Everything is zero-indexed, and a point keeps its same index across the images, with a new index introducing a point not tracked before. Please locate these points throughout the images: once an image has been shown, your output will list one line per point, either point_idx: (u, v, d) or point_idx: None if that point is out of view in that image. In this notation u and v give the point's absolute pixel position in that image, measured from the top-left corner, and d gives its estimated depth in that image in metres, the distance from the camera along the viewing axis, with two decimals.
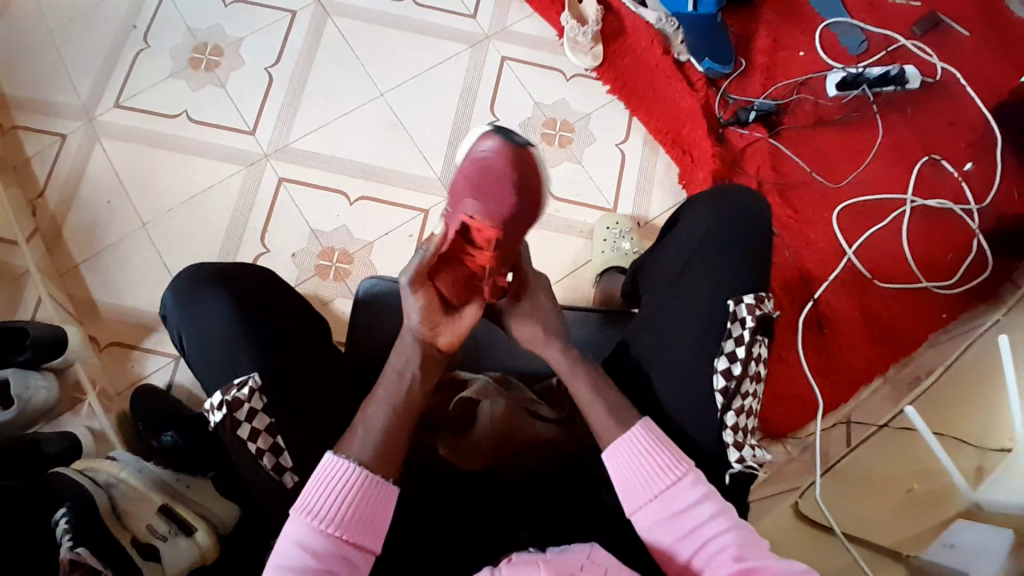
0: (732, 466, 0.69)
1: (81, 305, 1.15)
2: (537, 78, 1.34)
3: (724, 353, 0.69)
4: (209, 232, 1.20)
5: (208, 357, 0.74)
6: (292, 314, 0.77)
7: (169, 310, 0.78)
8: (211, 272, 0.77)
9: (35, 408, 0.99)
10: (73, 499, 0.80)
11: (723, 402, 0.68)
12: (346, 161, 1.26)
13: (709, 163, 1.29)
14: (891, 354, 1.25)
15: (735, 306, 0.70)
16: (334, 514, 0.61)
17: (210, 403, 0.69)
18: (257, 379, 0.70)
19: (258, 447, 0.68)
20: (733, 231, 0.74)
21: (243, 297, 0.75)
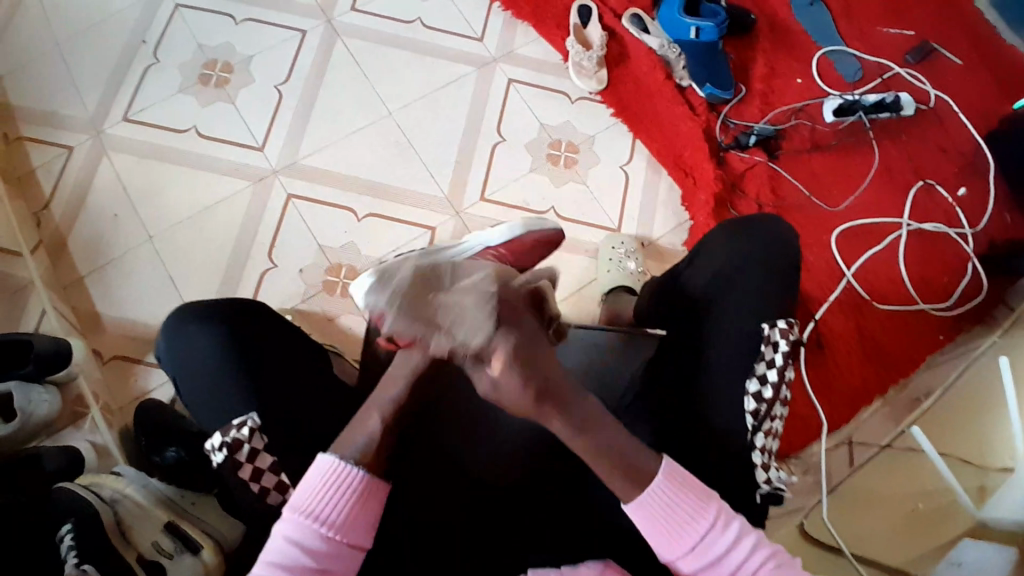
0: (759, 488, 0.70)
1: (84, 318, 1.15)
2: (542, 100, 1.37)
3: (755, 375, 0.71)
4: (216, 247, 1.21)
5: (203, 391, 0.74)
6: (288, 341, 0.78)
7: (162, 351, 0.79)
8: (200, 310, 0.77)
9: (36, 421, 0.97)
10: (78, 516, 0.79)
11: (753, 424, 0.70)
12: (353, 178, 1.27)
13: (710, 185, 1.32)
14: (890, 375, 1.27)
15: (769, 330, 0.72)
16: (333, 516, 0.61)
17: (211, 444, 0.70)
18: (256, 419, 0.70)
19: (262, 487, 0.69)
20: (760, 259, 0.77)
21: (237, 331, 0.75)
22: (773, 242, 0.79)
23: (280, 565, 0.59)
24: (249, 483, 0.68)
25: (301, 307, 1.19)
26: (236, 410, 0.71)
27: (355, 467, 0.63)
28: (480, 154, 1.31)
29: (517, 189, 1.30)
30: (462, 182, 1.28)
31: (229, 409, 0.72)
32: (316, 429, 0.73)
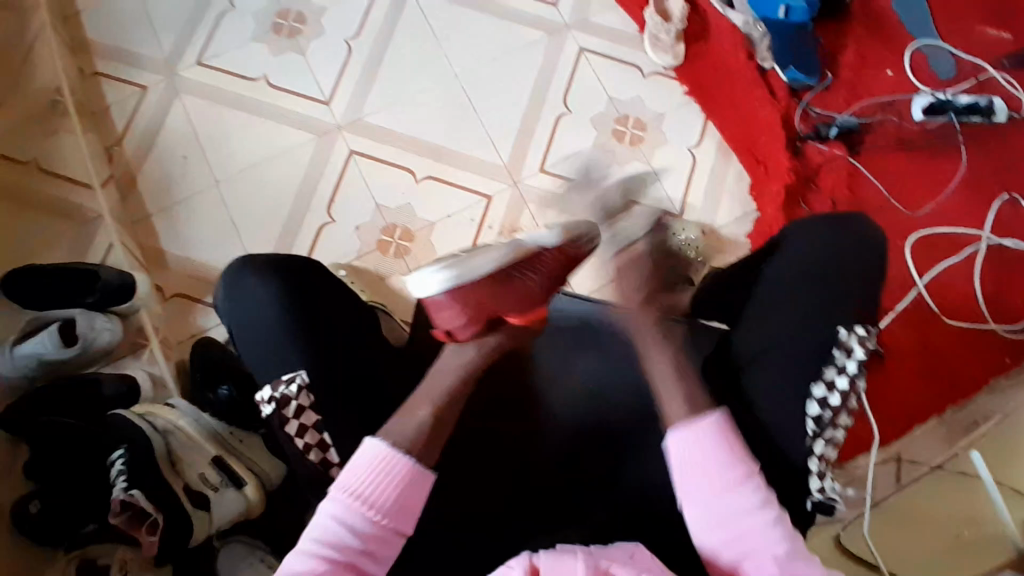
0: (813, 495, 0.71)
1: (149, 254, 1.19)
2: (613, 73, 1.32)
3: (823, 381, 0.70)
4: (277, 197, 1.22)
5: (255, 344, 0.75)
6: (339, 300, 0.78)
7: (219, 300, 0.80)
8: (260, 263, 0.77)
9: (96, 348, 1.05)
10: (130, 442, 0.84)
11: (815, 429, 0.70)
12: (415, 139, 1.26)
13: (784, 176, 1.25)
14: (950, 395, 1.17)
15: (846, 335, 0.71)
16: (383, 502, 0.64)
17: (261, 396, 0.72)
18: (304, 377, 0.72)
19: (306, 442, 0.70)
20: (836, 262, 0.74)
21: (294, 289, 0.76)
22: (852, 244, 0.75)
23: (331, 543, 0.63)
24: (295, 438, 0.70)
25: (354, 264, 1.19)
26: (288, 362, 0.73)
27: (405, 455, 0.66)
28: (543, 124, 1.28)
29: (577, 163, 1.26)
30: (523, 152, 1.26)
31: (282, 358, 0.73)
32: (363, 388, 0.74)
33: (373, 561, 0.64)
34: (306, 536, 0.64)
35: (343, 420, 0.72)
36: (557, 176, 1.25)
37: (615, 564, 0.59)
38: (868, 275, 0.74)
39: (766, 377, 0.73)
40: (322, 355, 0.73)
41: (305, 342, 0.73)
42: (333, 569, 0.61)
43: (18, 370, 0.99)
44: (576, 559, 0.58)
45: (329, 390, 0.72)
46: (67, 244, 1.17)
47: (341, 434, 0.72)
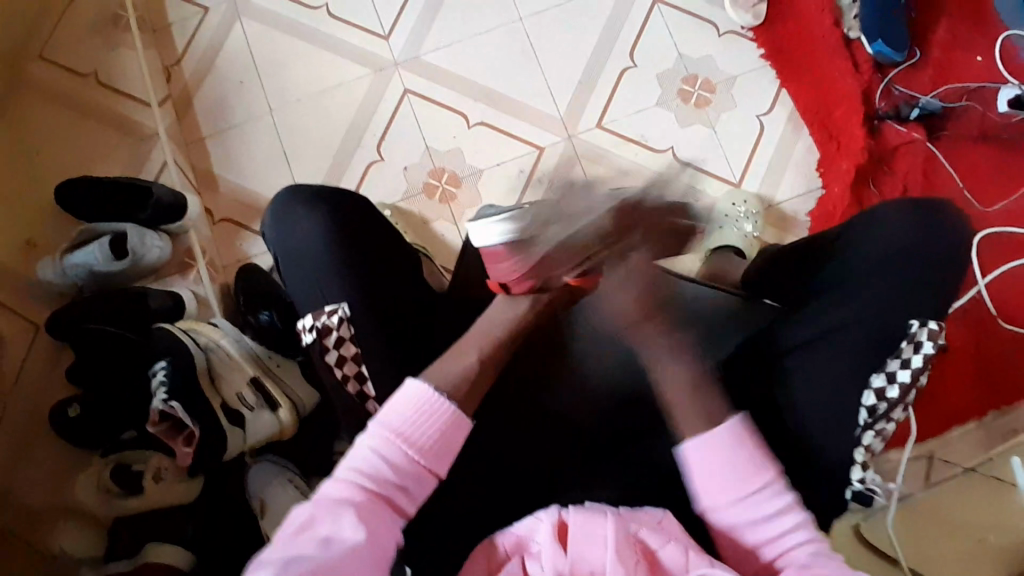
0: (852, 484, 0.69)
1: (201, 176, 1.20)
2: (686, 29, 1.25)
3: (884, 371, 0.68)
4: (329, 130, 1.21)
5: (301, 273, 0.74)
6: (388, 236, 0.77)
7: (265, 229, 0.79)
8: (308, 194, 0.77)
9: (147, 264, 1.07)
10: (172, 355, 0.86)
11: (867, 420, 0.68)
12: (472, 83, 1.22)
13: (856, 155, 1.17)
14: (992, 400, 1.09)
15: (917, 329, 0.68)
16: (424, 440, 0.62)
17: (303, 324, 0.73)
18: (345, 309, 0.71)
19: (344, 373, 0.71)
20: (909, 251, 0.70)
21: (341, 222, 0.75)
22: (927, 232, 0.70)
23: (364, 475, 0.60)
24: (334, 368, 0.71)
25: (400, 205, 1.18)
26: (335, 291, 0.72)
27: (448, 400, 0.64)
28: (606, 78, 1.22)
29: (638, 122, 1.21)
30: (581, 105, 1.21)
31: (329, 289, 0.73)
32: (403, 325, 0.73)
33: (408, 499, 0.61)
34: (345, 464, 0.61)
35: (380, 354, 0.71)
36: (615, 133, 1.20)
37: (643, 530, 0.58)
38: (942, 264, 0.69)
39: (818, 359, 0.70)
40: (369, 290, 0.72)
41: (354, 275, 0.73)
42: (369, 500, 0.59)
43: (68, 278, 1.04)
44: (607, 520, 0.57)
45: (371, 323, 0.72)
46: (124, 159, 1.18)
47: (378, 368, 0.71)
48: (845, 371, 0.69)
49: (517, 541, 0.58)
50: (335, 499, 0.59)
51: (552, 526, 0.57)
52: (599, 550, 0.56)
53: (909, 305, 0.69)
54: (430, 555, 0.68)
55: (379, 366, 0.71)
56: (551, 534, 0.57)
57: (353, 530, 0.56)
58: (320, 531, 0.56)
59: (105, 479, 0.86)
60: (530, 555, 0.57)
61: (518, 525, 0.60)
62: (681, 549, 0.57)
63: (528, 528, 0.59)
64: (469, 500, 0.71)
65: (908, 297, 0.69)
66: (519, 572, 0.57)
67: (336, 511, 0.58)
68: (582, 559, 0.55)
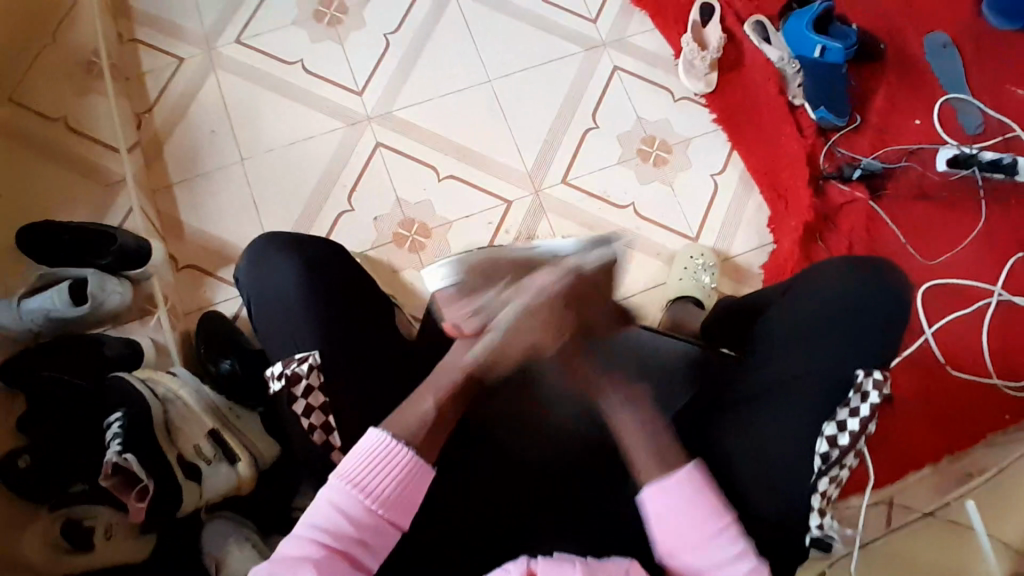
0: (811, 530, 0.70)
1: (167, 222, 1.19)
2: (644, 93, 1.33)
3: (835, 420, 0.69)
4: (299, 180, 1.23)
5: (271, 318, 0.75)
6: (356, 286, 0.78)
7: (241, 271, 0.80)
8: (284, 240, 0.78)
9: (106, 310, 1.05)
10: (127, 406, 0.84)
11: (821, 467, 0.69)
12: (443, 138, 1.27)
13: (803, 213, 1.25)
14: (945, 443, 1.15)
15: (862, 377, 0.71)
16: (381, 492, 0.62)
17: (272, 371, 0.72)
18: (316, 357, 0.71)
19: (310, 423, 0.70)
20: (852, 305, 0.74)
21: (314, 267, 0.76)
22: (870, 287, 0.75)
23: (325, 531, 0.60)
24: (301, 417, 0.70)
25: (370, 253, 1.20)
26: (300, 341, 0.73)
27: (406, 448, 0.64)
28: (569, 136, 1.28)
29: (601, 178, 1.27)
30: (547, 161, 1.26)
31: (294, 340, 0.73)
32: (366, 373, 0.73)
33: (368, 553, 0.61)
34: (304, 521, 0.61)
35: (345, 403, 0.71)
36: (578, 188, 1.25)
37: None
38: (884, 317, 0.74)
39: (769, 409, 0.73)
40: (335, 340, 0.73)
41: (323, 320, 0.74)
42: (328, 556, 0.59)
43: (23, 322, 1.00)
44: (576, 569, 0.57)
45: (335, 372, 0.72)
46: (88, 204, 1.18)
47: (345, 418, 0.71)
48: (797, 421, 0.71)
49: None
50: (293, 558, 0.59)
51: None
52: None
53: (854, 356, 0.72)
54: None
55: (344, 415, 0.71)
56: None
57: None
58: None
59: (52, 535, 0.82)
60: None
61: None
62: None
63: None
64: (432, 552, 0.70)
65: (855, 348, 0.72)
66: None
67: (296, 569, 0.58)
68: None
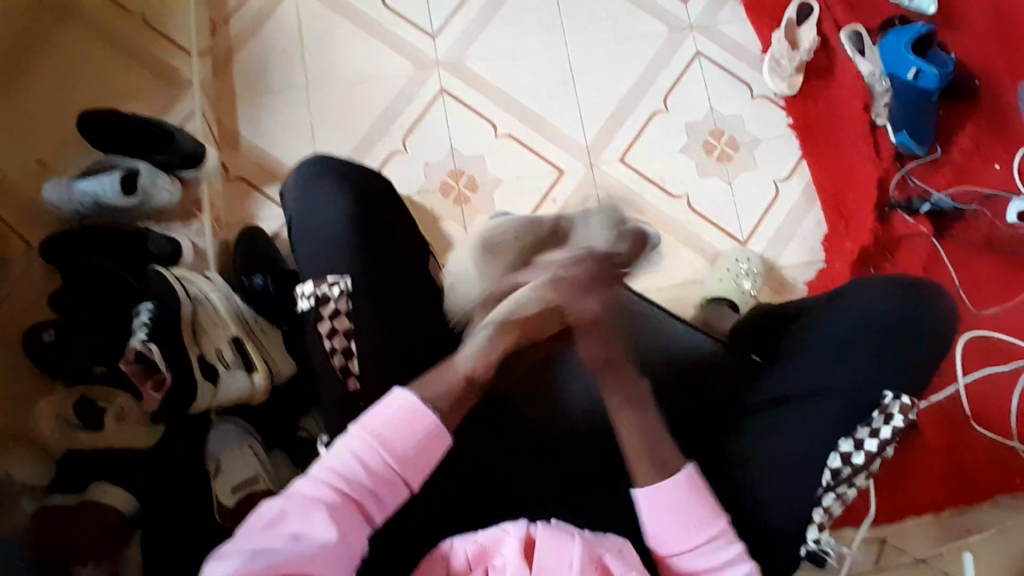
0: (807, 543, 0.68)
1: (224, 132, 1.20)
2: (722, 85, 1.28)
3: (854, 437, 0.68)
4: (357, 114, 1.22)
5: (311, 241, 0.74)
6: (396, 223, 0.76)
7: (286, 191, 0.80)
8: (334, 166, 0.77)
9: (154, 206, 1.07)
10: (160, 300, 0.86)
11: (830, 481, 0.67)
12: (508, 96, 1.24)
13: (864, 235, 1.19)
14: (955, 495, 1.06)
15: (891, 400, 0.68)
16: (404, 447, 0.58)
17: (302, 289, 0.71)
18: (348, 283, 0.71)
19: (332, 345, 0.68)
20: (901, 330, 0.70)
21: (359, 196, 0.75)
22: (929, 319, 0.71)
23: (342, 480, 0.56)
24: (324, 339, 0.68)
25: (415, 198, 1.19)
26: (334, 266, 0.72)
27: (431, 411, 0.59)
28: (635, 117, 1.25)
29: (661, 164, 1.23)
30: (609, 137, 1.23)
31: (328, 266, 0.72)
32: (394, 308, 0.71)
33: (380, 508, 0.57)
34: (320, 462, 0.57)
35: (369, 330, 0.70)
36: (634, 170, 1.22)
37: (610, 555, 0.56)
38: (931, 352, 0.70)
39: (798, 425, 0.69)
40: (365, 276, 0.71)
41: (362, 255, 0.72)
42: (341, 502, 0.55)
43: (71, 203, 1.02)
44: (574, 542, 0.55)
45: (367, 301, 0.70)
46: (152, 101, 1.19)
47: (367, 349, 0.69)
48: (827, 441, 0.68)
49: (479, 551, 0.56)
50: (307, 497, 0.55)
51: (520, 542, 0.56)
52: (564, 572, 0.54)
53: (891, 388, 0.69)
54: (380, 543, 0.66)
55: (368, 344, 0.69)
56: (519, 549, 0.55)
57: (327, 529, 0.53)
58: (290, 528, 0.53)
59: (64, 409, 0.86)
60: (493, 568, 0.55)
61: (481, 533, 0.58)
62: None
63: (491, 538, 0.57)
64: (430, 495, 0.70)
65: (894, 378, 0.69)
66: None
67: (308, 508, 0.54)
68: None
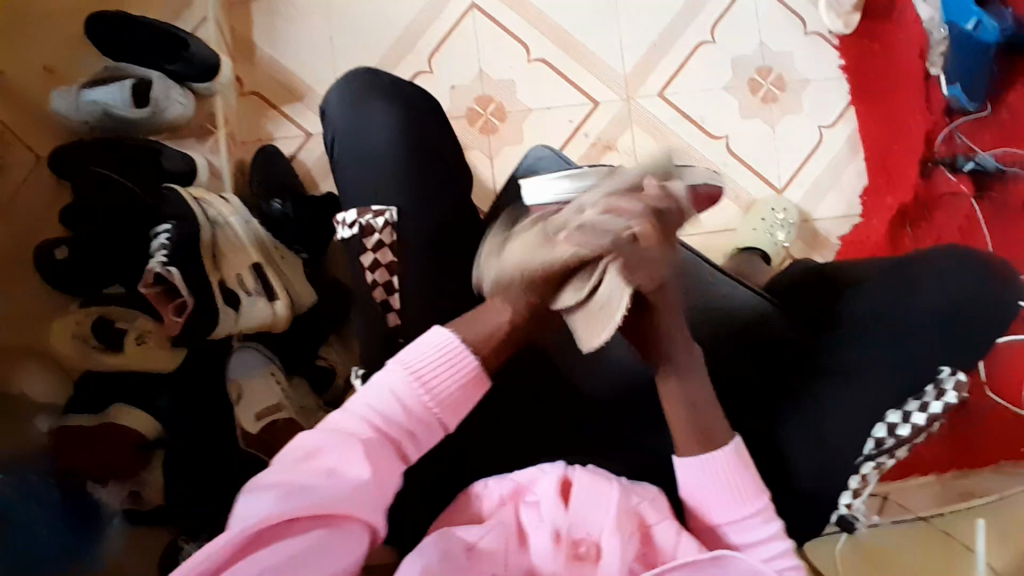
0: (839, 508, 0.67)
1: (239, 42, 1.12)
2: (775, 16, 1.18)
3: (902, 408, 0.64)
4: (379, 29, 1.14)
5: (359, 166, 0.70)
6: (450, 153, 0.73)
7: (327, 106, 0.75)
8: (384, 84, 0.73)
9: (167, 119, 1.00)
10: (181, 221, 0.82)
11: (870, 450, 0.64)
12: (543, 16, 1.15)
13: (906, 191, 1.13)
14: (957, 457, 1.07)
15: (945, 376, 0.64)
16: (442, 388, 0.56)
17: (343, 217, 0.68)
18: (395, 215, 0.67)
19: (374, 278, 0.66)
20: (946, 290, 0.65)
21: (412, 121, 0.71)
22: (991, 287, 0.65)
23: (379, 417, 0.54)
24: (364, 271, 0.66)
25: None
26: (374, 197, 0.68)
27: (473, 353, 0.57)
28: (678, 49, 1.16)
29: (701, 101, 1.16)
30: (649, 69, 1.15)
31: (364, 196, 0.69)
32: (428, 244, 0.68)
33: (414, 447, 0.56)
34: (358, 398, 0.55)
35: (410, 267, 0.67)
36: (674, 106, 1.15)
37: (644, 504, 0.56)
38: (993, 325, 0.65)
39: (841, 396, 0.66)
40: (410, 209, 0.68)
41: (411, 185, 0.69)
42: (378, 439, 0.54)
43: (80, 114, 0.97)
44: (612, 488, 0.55)
45: (400, 238, 0.67)
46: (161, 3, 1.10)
47: (400, 287, 0.66)
48: (871, 407, 0.65)
49: (514, 489, 0.57)
50: (341, 433, 0.53)
51: (556, 480, 0.56)
52: (601, 514, 0.54)
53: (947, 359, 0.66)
54: (415, 482, 0.66)
55: (404, 282, 0.66)
56: (557, 488, 0.55)
57: (360, 467, 0.51)
58: (325, 463, 0.51)
59: (83, 329, 0.84)
60: (526, 502, 0.56)
61: (517, 473, 0.58)
62: (675, 529, 0.55)
63: (529, 476, 0.57)
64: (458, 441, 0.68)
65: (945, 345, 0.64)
66: (513, 522, 0.55)
67: (344, 445, 0.52)
68: (583, 517, 0.54)
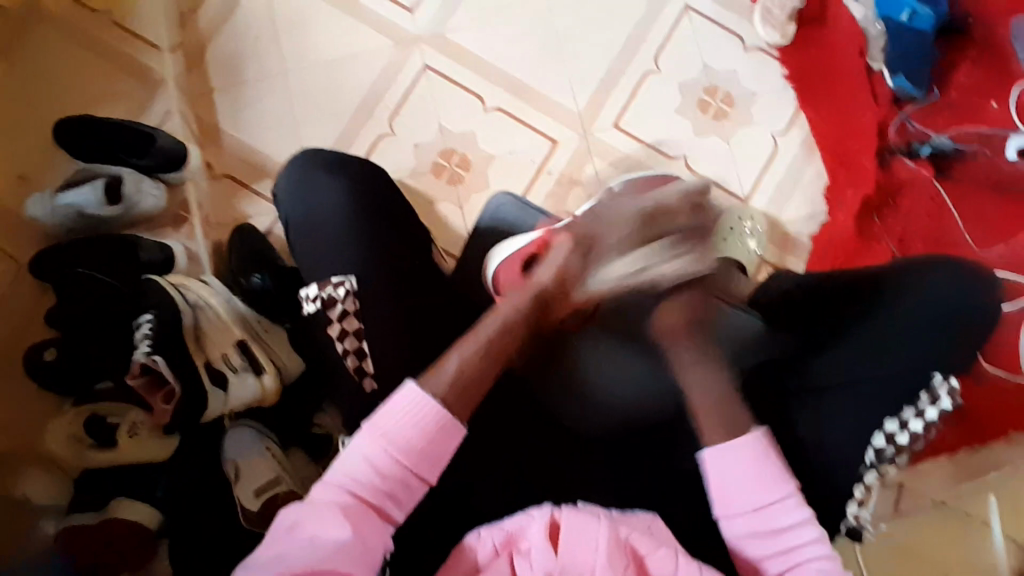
0: (846, 518, 0.70)
1: (204, 128, 1.16)
2: (713, 38, 1.23)
3: (899, 417, 0.68)
4: (338, 99, 1.18)
5: (308, 241, 0.73)
6: (400, 215, 0.77)
7: (280, 188, 0.79)
8: (325, 160, 0.77)
9: (140, 212, 1.04)
10: (158, 309, 0.85)
11: (873, 459, 0.68)
12: (493, 67, 1.20)
13: (867, 182, 1.15)
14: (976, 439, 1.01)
15: (939, 383, 0.68)
16: (415, 442, 0.59)
17: (307, 293, 0.71)
18: (353, 283, 0.70)
19: (344, 347, 0.68)
20: (929, 288, 0.70)
21: (356, 191, 0.75)
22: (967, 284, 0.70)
23: (359, 481, 0.57)
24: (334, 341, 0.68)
25: (407, 182, 1.16)
26: (339, 265, 0.71)
27: (441, 401, 0.60)
28: (626, 81, 1.21)
29: (655, 126, 1.20)
30: (601, 102, 1.20)
31: (329, 267, 0.71)
32: (399, 302, 0.70)
33: (397, 503, 0.58)
34: (338, 466, 0.58)
35: (382, 328, 0.69)
36: (629, 135, 1.19)
37: (635, 534, 0.57)
38: (977, 322, 0.69)
39: (831, 405, 0.69)
40: (372, 273, 0.71)
41: (364, 252, 0.72)
42: (358, 503, 0.56)
43: (56, 217, 1.00)
44: (600, 525, 0.55)
45: (372, 300, 0.70)
46: (126, 104, 1.14)
47: (376, 348, 0.68)
48: (862, 411, 0.69)
49: (506, 537, 0.57)
50: (324, 501, 0.56)
51: (544, 525, 0.56)
52: (590, 552, 0.54)
53: (920, 355, 0.68)
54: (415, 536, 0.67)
55: (380, 343, 0.68)
56: (545, 533, 0.56)
57: (338, 530, 0.54)
58: (307, 531, 0.54)
59: (77, 429, 0.87)
60: (519, 552, 0.56)
61: (506, 520, 0.59)
62: (672, 554, 0.56)
63: (518, 523, 0.58)
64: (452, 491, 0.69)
65: (929, 350, 0.68)
66: (506, 569, 0.55)
67: (323, 512, 0.55)
68: (573, 559, 0.54)
